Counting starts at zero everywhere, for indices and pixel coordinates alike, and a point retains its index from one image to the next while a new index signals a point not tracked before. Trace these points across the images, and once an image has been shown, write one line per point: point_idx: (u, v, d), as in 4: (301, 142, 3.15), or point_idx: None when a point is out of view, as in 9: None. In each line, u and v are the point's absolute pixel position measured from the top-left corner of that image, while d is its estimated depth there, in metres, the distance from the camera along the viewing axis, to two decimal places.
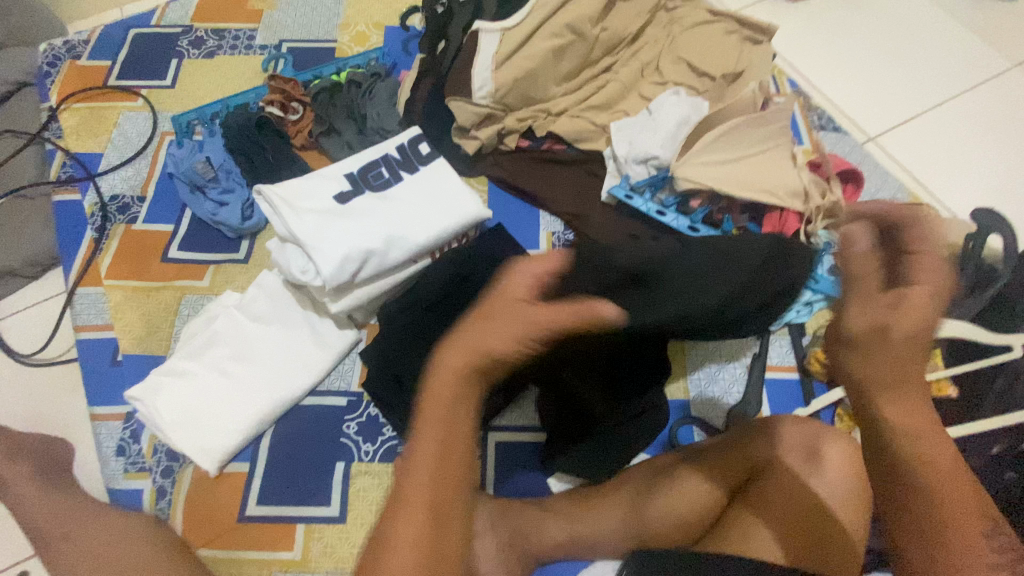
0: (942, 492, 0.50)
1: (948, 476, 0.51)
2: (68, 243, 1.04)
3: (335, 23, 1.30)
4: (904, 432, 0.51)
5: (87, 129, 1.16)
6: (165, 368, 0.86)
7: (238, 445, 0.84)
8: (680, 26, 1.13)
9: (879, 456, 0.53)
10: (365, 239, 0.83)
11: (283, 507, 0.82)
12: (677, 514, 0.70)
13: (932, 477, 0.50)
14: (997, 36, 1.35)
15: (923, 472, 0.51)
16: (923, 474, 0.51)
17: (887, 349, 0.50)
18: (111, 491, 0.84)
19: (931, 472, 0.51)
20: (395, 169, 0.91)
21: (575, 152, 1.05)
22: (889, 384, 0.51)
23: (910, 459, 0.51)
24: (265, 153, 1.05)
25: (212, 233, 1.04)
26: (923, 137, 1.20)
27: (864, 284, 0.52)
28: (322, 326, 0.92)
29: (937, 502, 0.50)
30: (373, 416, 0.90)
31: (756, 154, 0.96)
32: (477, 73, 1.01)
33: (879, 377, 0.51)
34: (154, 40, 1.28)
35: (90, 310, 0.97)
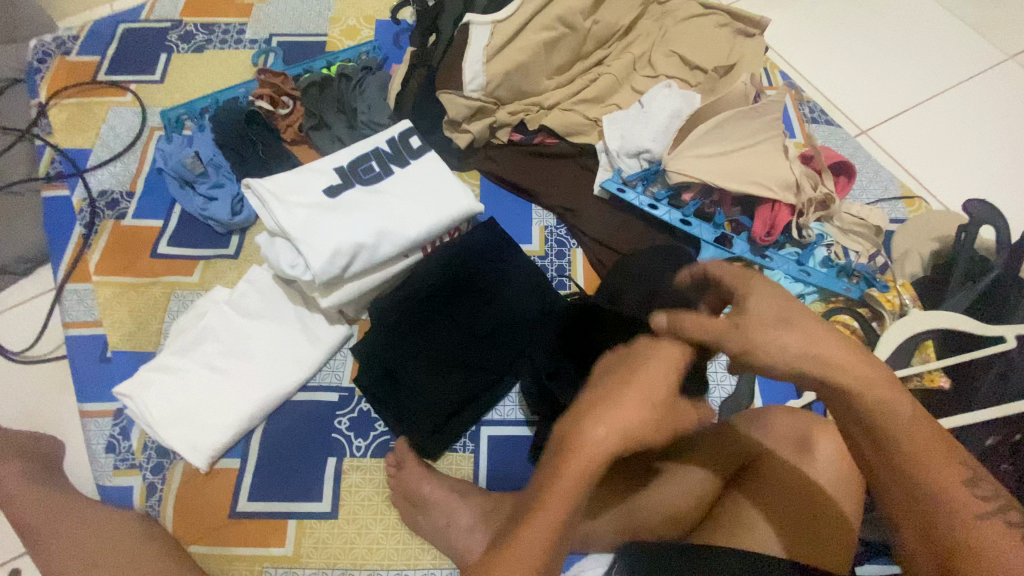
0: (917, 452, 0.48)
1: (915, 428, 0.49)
2: (56, 240, 1.03)
3: (326, 17, 1.29)
4: (853, 390, 0.50)
5: (75, 124, 1.15)
6: (154, 364, 0.86)
7: (228, 441, 0.83)
8: (673, 19, 1.13)
9: (850, 425, 0.51)
10: (355, 233, 0.82)
11: (273, 503, 0.82)
12: (671, 507, 0.70)
13: (896, 431, 0.48)
14: (990, 28, 1.35)
15: (891, 433, 0.49)
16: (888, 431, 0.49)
17: (787, 335, 0.50)
18: (100, 488, 0.83)
19: (893, 424, 0.49)
20: (386, 162, 0.91)
21: (568, 145, 1.04)
22: (821, 357, 0.50)
23: (877, 423, 0.49)
24: (256, 147, 1.05)
25: (202, 229, 1.03)
26: (915, 130, 1.20)
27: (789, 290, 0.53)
28: (312, 322, 0.91)
29: (908, 460, 0.48)
30: (365, 411, 0.89)
31: (747, 147, 0.96)
32: (468, 66, 1.00)
33: (806, 349, 0.50)
34: (144, 35, 1.27)
35: (79, 307, 0.97)
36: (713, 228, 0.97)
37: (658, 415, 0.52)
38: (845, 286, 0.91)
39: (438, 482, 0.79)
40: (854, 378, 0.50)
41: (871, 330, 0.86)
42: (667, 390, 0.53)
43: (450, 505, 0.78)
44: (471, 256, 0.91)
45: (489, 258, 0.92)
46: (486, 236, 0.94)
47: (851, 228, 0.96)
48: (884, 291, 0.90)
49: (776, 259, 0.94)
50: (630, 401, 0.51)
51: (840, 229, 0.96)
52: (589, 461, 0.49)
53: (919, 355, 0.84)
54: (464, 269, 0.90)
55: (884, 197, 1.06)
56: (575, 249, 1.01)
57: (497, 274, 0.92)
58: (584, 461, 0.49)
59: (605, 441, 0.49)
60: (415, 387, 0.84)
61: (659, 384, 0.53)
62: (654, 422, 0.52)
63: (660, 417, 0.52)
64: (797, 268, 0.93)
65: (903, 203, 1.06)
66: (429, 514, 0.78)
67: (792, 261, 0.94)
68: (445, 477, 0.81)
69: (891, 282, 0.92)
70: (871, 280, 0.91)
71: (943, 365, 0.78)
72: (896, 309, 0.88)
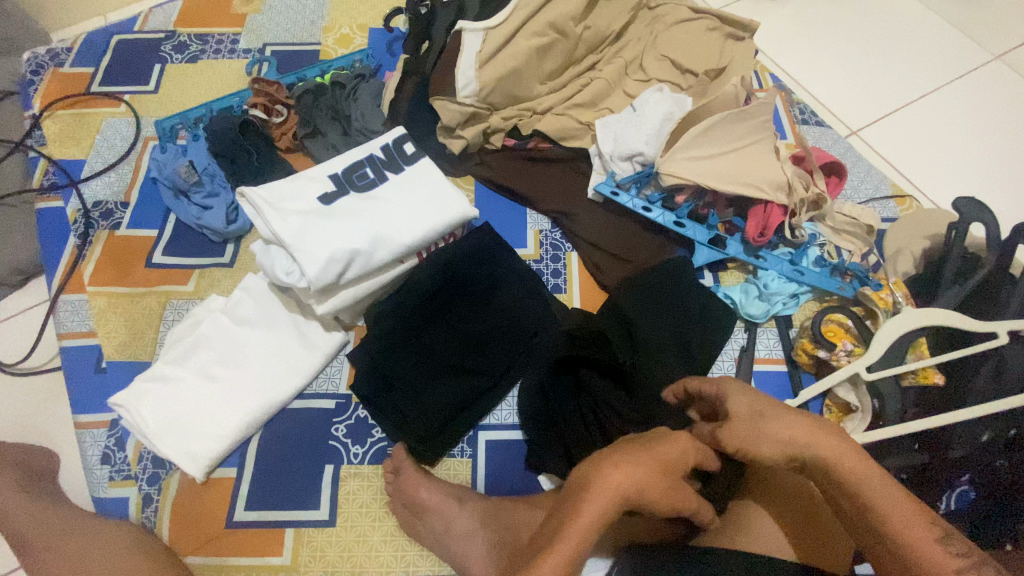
0: (890, 517, 0.52)
1: (886, 494, 0.53)
2: (51, 251, 1.03)
3: (319, 26, 1.29)
4: (828, 461, 0.56)
5: (69, 135, 1.15)
6: (149, 374, 0.85)
7: (224, 451, 0.83)
8: (663, 24, 1.14)
9: (838, 494, 0.56)
10: (350, 239, 0.82)
11: (270, 511, 0.82)
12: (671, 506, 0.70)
13: (869, 497, 0.53)
14: (976, 29, 1.37)
15: (865, 499, 0.53)
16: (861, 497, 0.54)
17: (769, 425, 0.58)
18: (96, 499, 0.83)
19: (867, 493, 0.54)
20: (380, 169, 0.91)
21: (560, 149, 1.05)
22: (793, 434, 0.57)
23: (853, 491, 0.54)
24: (250, 156, 1.05)
25: (197, 237, 1.03)
26: (905, 130, 1.21)
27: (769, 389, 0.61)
28: (308, 328, 0.91)
29: (887, 525, 0.52)
30: (362, 417, 0.89)
31: (738, 149, 0.96)
32: (461, 73, 1.01)
33: (790, 436, 0.57)
34: (137, 46, 1.27)
35: (73, 319, 0.96)
36: (707, 229, 0.97)
37: (672, 478, 0.57)
38: (838, 285, 0.92)
39: (435, 487, 0.79)
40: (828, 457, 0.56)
41: (864, 329, 0.85)
42: (678, 457, 0.59)
43: (447, 511, 0.77)
44: (464, 260, 0.91)
45: (481, 264, 0.93)
46: (477, 240, 0.94)
47: (843, 227, 0.96)
48: (878, 290, 0.89)
49: (770, 259, 0.95)
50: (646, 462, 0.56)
51: (832, 228, 0.97)
52: (609, 500, 0.53)
53: (912, 352, 0.83)
54: (463, 276, 0.91)
55: (875, 196, 1.07)
56: (570, 253, 1.01)
57: (491, 279, 0.92)
58: (603, 501, 0.53)
59: (624, 485, 0.54)
60: (411, 392, 0.84)
61: (674, 450, 0.59)
62: (666, 485, 0.56)
63: (672, 481, 0.58)
64: (790, 268, 0.94)
65: (894, 202, 1.06)
66: (427, 520, 0.78)
67: (784, 260, 0.95)
68: (443, 482, 0.81)
69: (883, 281, 0.92)
70: (863, 278, 0.92)
71: (935, 363, 0.78)
72: (890, 307, 0.87)
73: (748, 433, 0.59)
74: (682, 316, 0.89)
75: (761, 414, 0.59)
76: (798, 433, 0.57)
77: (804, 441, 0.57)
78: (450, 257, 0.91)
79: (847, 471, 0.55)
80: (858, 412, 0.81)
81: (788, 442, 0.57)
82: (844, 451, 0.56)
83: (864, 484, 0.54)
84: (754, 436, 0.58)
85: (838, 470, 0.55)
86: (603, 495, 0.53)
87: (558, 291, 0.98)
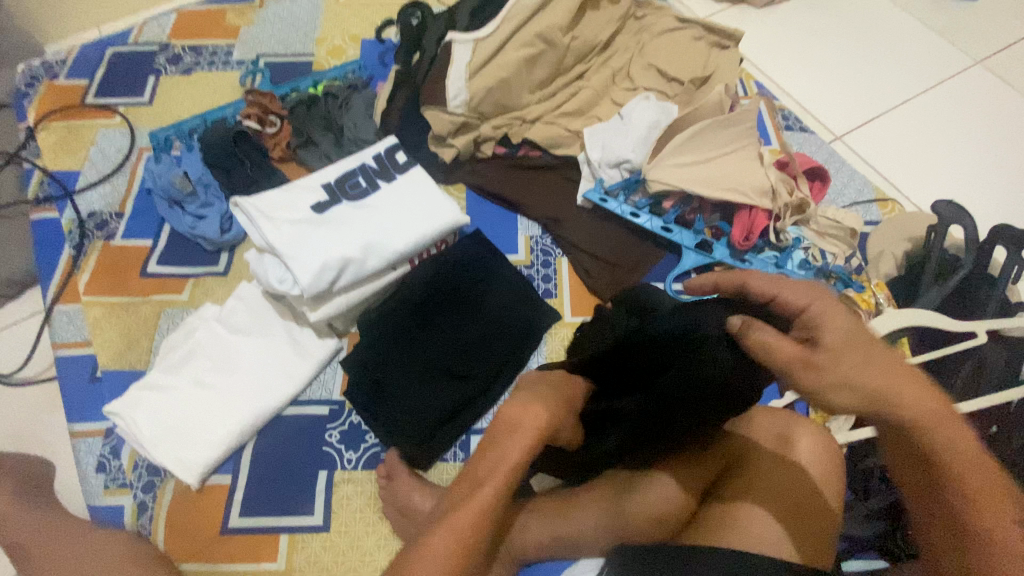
0: (966, 476, 0.51)
1: (977, 466, 0.51)
2: (45, 261, 1.03)
3: (312, 37, 1.31)
4: (920, 427, 0.51)
5: (64, 147, 1.16)
6: (144, 383, 0.86)
7: (219, 458, 0.84)
8: (650, 33, 1.16)
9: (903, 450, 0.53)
10: (343, 247, 0.84)
11: (264, 517, 0.82)
12: (659, 507, 0.71)
13: (951, 459, 0.50)
14: (957, 35, 1.40)
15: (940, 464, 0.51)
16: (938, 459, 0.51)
17: (862, 374, 0.52)
18: (91, 508, 0.83)
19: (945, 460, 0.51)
20: (372, 178, 0.93)
21: (550, 157, 1.07)
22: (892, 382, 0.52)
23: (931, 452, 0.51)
24: (245, 166, 1.07)
25: (191, 247, 1.04)
26: (888, 134, 1.24)
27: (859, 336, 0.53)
28: (301, 335, 0.92)
29: (947, 474, 0.51)
30: (356, 423, 0.90)
31: (723, 156, 0.99)
32: (451, 83, 1.03)
33: (875, 380, 0.52)
34: (131, 58, 1.29)
35: (68, 328, 0.97)
36: (694, 234, 0.99)
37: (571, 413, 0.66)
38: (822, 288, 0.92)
39: (428, 491, 0.80)
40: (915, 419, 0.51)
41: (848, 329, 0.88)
42: (573, 398, 0.67)
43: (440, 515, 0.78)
44: (457, 266, 0.93)
45: (474, 270, 0.94)
46: (468, 247, 0.95)
47: (826, 231, 0.98)
48: (861, 292, 0.91)
49: (756, 263, 0.97)
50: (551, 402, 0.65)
51: (817, 232, 0.99)
52: (527, 437, 0.61)
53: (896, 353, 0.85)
54: (452, 282, 0.92)
55: (859, 200, 1.10)
56: (561, 258, 1.02)
57: (483, 286, 0.94)
58: (523, 438, 0.61)
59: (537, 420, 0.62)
60: (406, 392, 0.86)
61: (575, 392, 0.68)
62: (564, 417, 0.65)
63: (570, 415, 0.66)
64: (775, 271, 0.96)
65: (878, 206, 1.09)
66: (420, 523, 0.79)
67: (770, 264, 0.96)
68: (436, 487, 0.82)
69: (866, 283, 0.93)
70: (847, 280, 0.92)
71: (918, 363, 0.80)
72: (872, 308, 0.89)
73: (845, 371, 0.52)
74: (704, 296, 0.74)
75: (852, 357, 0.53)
76: (887, 371, 0.52)
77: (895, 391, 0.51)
78: (442, 265, 0.93)
79: (920, 415, 0.51)
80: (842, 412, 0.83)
81: (875, 395, 0.51)
82: (942, 414, 0.51)
83: (945, 444, 0.51)
84: (845, 376, 0.52)
85: (929, 430, 0.51)
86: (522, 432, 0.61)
87: (549, 296, 0.99)
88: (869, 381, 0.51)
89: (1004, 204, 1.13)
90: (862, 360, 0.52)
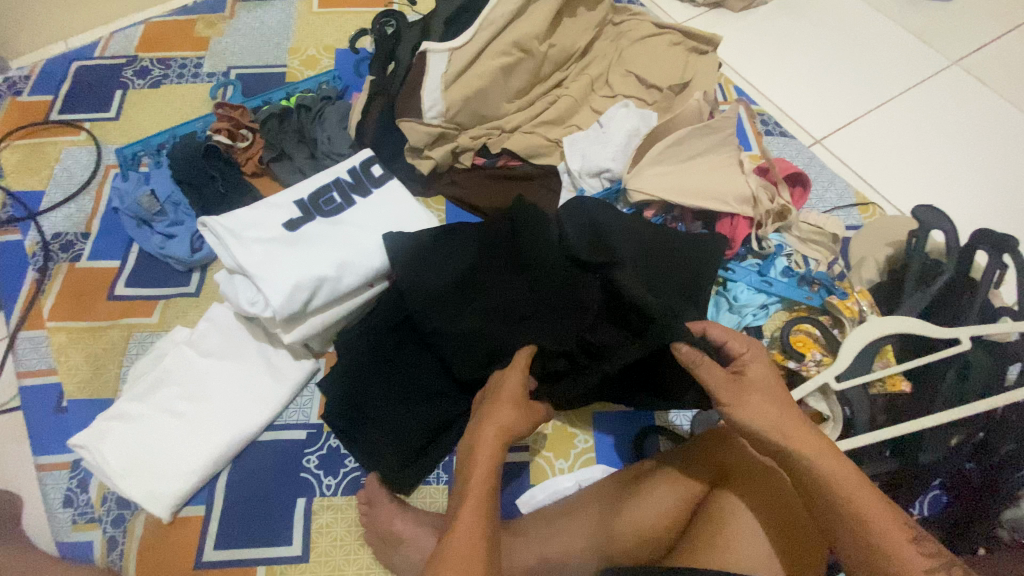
0: (864, 510, 0.52)
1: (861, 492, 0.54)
2: (8, 286, 0.99)
3: (285, 47, 1.28)
4: (824, 480, 0.54)
5: (27, 166, 1.12)
6: (110, 412, 0.83)
7: (191, 488, 0.81)
8: (628, 40, 1.15)
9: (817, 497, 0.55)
10: (316, 266, 0.80)
11: (241, 549, 0.79)
12: (644, 529, 0.68)
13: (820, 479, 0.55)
14: (933, 36, 1.40)
15: (842, 499, 0.53)
16: (840, 502, 0.53)
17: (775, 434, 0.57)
18: (58, 545, 0.80)
19: (864, 509, 0.52)
20: (347, 193, 0.91)
21: (530, 167, 1.05)
22: (790, 432, 0.57)
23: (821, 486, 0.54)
24: (215, 182, 1.03)
25: (161, 267, 1.01)
26: (867, 137, 1.24)
27: (756, 379, 0.62)
28: (277, 357, 0.89)
29: (844, 501, 0.53)
30: (334, 447, 0.87)
31: (703, 163, 0.98)
32: (426, 94, 0.99)
33: (766, 417, 0.58)
34: (97, 71, 1.25)
35: (33, 356, 0.93)
36: None
37: (523, 409, 0.68)
38: (806, 295, 0.93)
39: (410, 518, 0.78)
40: (815, 470, 0.55)
41: (832, 337, 0.87)
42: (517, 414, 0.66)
43: (422, 541, 0.76)
44: (426, 254, 0.85)
45: (441, 252, 0.85)
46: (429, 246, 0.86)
47: (809, 237, 0.99)
48: (844, 299, 0.90)
49: (738, 271, 0.95)
50: (504, 395, 0.69)
51: (799, 238, 0.99)
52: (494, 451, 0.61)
53: (879, 360, 0.84)
54: (442, 253, 0.85)
55: (840, 205, 1.11)
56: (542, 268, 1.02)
57: (440, 263, 0.84)
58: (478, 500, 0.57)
59: (508, 421, 0.65)
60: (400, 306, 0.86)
61: (515, 382, 0.70)
62: (523, 416, 0.67)
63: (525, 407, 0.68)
64: (758, 279, 0.94)
65: (858, 210, 1.10)
66: (403, 551, 0.76)
67: (753, 272, 0.95)
68: (419, 512, 0.79)
69: (849, 289, 0.92)
70: (830, 287, 0.93)
71: (902, 370, 0.79)
72: (855, 316, 0.88)
73: (757, 412, 0.58)
74: (478, 322, 0.79)
75: (735, 395, 0.60)
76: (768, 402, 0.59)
77: (789, 439, 0.57)
78: (422, 249, 0.85)
79: (809, 454, 0.56)
80: (831, 421, 0.81)
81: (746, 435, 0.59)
82: (824, 454, 0.56)
83: (852, 490, 0.53)
84: (759, 418, 0.58)
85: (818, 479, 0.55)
86: (495, 430, 0.63)
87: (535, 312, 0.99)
88: (760, 411, 0.59)
89: (986, 207, 1.14)
90: (760, 388, 0.61)
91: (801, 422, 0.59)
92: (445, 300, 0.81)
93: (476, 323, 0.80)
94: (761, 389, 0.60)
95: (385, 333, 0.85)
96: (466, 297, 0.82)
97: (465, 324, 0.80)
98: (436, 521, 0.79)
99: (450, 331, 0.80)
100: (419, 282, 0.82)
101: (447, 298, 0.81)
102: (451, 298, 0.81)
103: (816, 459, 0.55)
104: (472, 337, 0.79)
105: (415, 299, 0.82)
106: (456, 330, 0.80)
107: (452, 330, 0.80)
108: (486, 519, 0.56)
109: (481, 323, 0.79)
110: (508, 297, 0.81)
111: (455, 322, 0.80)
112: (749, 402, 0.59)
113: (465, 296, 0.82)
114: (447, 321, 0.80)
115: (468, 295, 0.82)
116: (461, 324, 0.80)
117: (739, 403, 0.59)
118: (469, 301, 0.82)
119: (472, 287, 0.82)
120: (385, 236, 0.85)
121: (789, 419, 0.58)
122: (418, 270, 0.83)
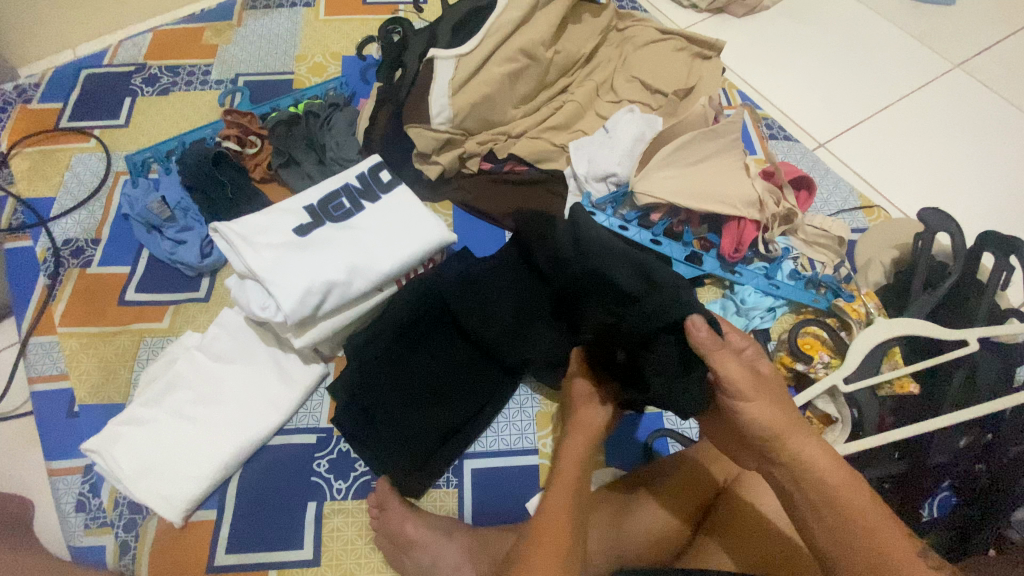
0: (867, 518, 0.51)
1: (869, 501, 0.52)
2: (19, 292, 1.00)
3: (292, 54, 1.30)
4: (840, 496, 0.53)
5: (38, 173, 1.13)
6: (123, 418, 0.83)
7: (203, 492, 0.81)
8: (632, 45, 1.16)
9: (816, 503, 0.53)
10: (328, 269, 0.81)
11: (251, 553, 0.80)
12: (651, 532, 0.69)
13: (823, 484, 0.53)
14: (935, 39, 1.41)
15: (843, 504, 0.52)
16: (850, 522, 0.51)
17: (788, 442, 0.56)
18: (71, 549, 0.80)
19: (874, 530, 0.50)
20: (356, 198, 0.91)
21: (536, 171, 1.06)
22: (791, 434, 0.57)
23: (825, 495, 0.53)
24: (224, 188, 1.03)
25: (171, 273, 1.02)
26: (870, 140, 1.25)
27: (774, 384, 0.62)
28: (287, 362, 0.90)
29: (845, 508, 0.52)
30: (344, 452, 0.88)
31: (710, 166, 0.99)
32: (434, 100, 1.00)
33: (771, 420, 0.58)
34: (106, 79, 1.26)
35: (44, 361, 0.94)
36: (684, 246, 0.99)
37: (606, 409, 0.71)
38: (812, 298, 0.95)
39: (421, 521, 0.77)
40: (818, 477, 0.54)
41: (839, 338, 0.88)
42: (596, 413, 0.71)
43: (434, 544, 0.76)
44: (467, 279, 0.88)
45: (479, 275, 0.89)
46: (460, 270, 0.90)
47: (814, 240, 0.99)
48: (850, 301, 0.93)
49: (746, 274, 0.97)
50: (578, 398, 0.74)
51: (804, 241, 1.00)
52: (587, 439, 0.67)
53: (888, 362, 0.85)
54: (479, 275, 0.89)
55: (845, 208, 1.11)
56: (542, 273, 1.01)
57: (480, 285, 0.88)
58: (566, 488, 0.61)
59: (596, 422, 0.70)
60: (441, 320, 0.89)
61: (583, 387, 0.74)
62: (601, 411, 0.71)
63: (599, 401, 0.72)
64: (765, 281, 0.96)
65: (863, 212, 1.11)
66: (413, 555, 0.76)
67: (760, 275, 0.97)
68: (429, 515, 0.79)
69: (855, 291, 0.94)
70: (836, 290, 0.94)
71: (908, 373, 0.80)
72: (861, 318, 0.90)
73: (762, 414, 0.58)
74: (527, 335, 0.86)
75: (756, 390, 0.59)
76: (777, 405, 0.59)
77: (794, 444, 0.56)
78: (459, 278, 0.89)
79: (813, 458, 0.55)
80: (839, 423, 0.81)
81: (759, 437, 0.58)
82: (826, 460, 0.55)
83: (867, 514, 0.51)
84: (765, 421, 0.58)
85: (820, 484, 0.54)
86: (583, 434, 0.68)
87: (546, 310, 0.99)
88: (769, 417, 0.58)
89: (989, 208, 1.14)
90: (769, 390, 0.61)
91: (805, 426, 0.58)
92: (495, 318, 0.86)
93: (530, 336, 0.86)
94: (775, 392, 0.60)
95: (427, 347, 0.88)
96: (508, 314, 0.86)
97: (520, 341, 0.86)
98: (447, 524, 0.79)
99: (506, 347, 0.86)
100: (466, 303, 0.87)
101: (495, 317, 0.86)
102: (495, 316, 0.86)
103: (817, 461, 0.55)
104: (522, 350, 0.86)
105: (464, 314, 0.87)
106: (507, 342, 0.86)
107: (509, 342, 0.86)
108: (575, 498, 0.60)
109: (525, 337, 0.86)
110: (544, 308, 0.85)
111: (504, 337, 0.86)
112: (760, 407, 0.58)
113: (511, 313, 0.86)
114: (501, 340, 0.86)
115: (508, 312, 0.86)
116: (514, 341, 0.86)
117: (753, 399, 0.59)
118: (518, 319, 0.86)
119: (515, 306, 0.86)
120: (431, 242, 0.88)
121: (793, 418, 0.58)
122: (467, 292, 0.87)
